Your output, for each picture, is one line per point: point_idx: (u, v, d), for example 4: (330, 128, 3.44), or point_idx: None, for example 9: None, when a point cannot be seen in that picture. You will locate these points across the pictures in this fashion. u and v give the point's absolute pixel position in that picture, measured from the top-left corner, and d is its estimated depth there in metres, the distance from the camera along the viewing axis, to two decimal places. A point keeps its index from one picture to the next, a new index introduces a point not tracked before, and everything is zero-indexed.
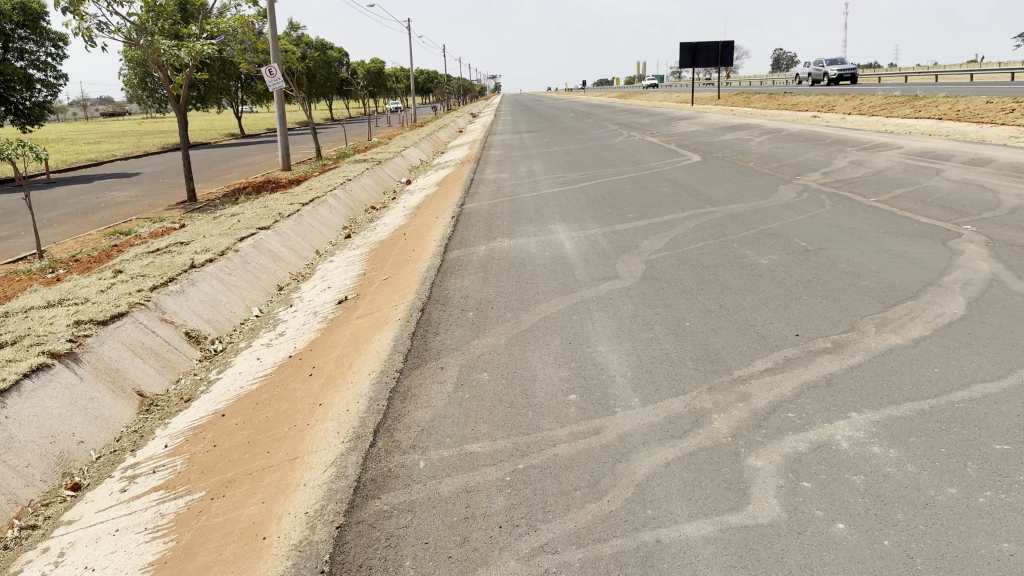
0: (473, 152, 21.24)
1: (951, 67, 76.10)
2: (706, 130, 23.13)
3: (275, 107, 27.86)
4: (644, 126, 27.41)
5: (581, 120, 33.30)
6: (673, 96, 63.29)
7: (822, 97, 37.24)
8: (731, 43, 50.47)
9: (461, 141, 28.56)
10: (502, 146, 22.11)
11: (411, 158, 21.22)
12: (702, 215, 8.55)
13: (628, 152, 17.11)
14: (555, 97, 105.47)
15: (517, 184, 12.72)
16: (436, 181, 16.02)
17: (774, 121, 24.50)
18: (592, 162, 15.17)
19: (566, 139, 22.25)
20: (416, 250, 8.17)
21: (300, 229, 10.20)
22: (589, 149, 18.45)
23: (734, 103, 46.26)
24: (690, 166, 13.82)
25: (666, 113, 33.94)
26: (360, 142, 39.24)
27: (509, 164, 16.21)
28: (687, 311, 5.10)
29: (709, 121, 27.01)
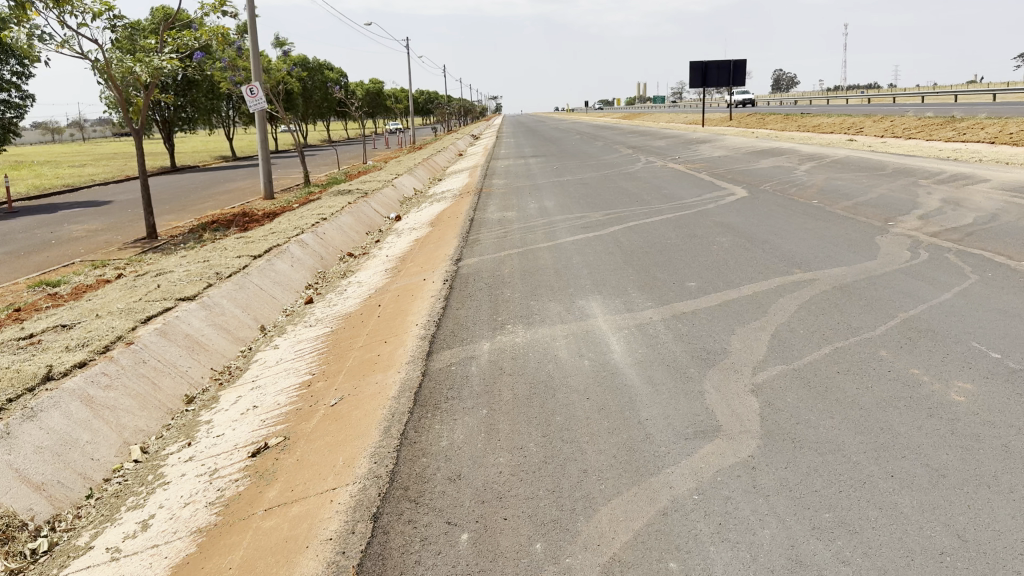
0: (475, 181, 18.71)
1: (966, 88, 73.93)
2: (733, 155, 20.69)
3: (257, 130, 25.45)
4: (660, 150, 24.96)
5: (590, 145, 30.93)
6: (681, 117, 60.98)
7: (847, 119, 34.73)
8: (744, 62, 48.15)
9: (461, 166, 26.17)
10: (506, 174, 19.70)
11: (404, 188, 18.68)
12: (797, 290, 6.02)
13: (655, 183, 14.65)
14: (559, 118, 103.35)
15: (528, 227, 10.26)
16: (431, 220, 13.46)
17: (806, 145, 22.08)
18: (615, 197, 12.73)
19: (579, 166, 19.80)
20: (390, 342, 5.63)
21: (243, 298, 7.69)
22: (606, 179, 15.98)
23: (749, 125, 43.86)
24: (737, 201, 11.38)
25: (681, 136, 31.58)
26: (353, 166, 36.98)
27: (516, 199, 13.76)
28: (890, 553, 2.57)
29: (732, 145, 24.57)
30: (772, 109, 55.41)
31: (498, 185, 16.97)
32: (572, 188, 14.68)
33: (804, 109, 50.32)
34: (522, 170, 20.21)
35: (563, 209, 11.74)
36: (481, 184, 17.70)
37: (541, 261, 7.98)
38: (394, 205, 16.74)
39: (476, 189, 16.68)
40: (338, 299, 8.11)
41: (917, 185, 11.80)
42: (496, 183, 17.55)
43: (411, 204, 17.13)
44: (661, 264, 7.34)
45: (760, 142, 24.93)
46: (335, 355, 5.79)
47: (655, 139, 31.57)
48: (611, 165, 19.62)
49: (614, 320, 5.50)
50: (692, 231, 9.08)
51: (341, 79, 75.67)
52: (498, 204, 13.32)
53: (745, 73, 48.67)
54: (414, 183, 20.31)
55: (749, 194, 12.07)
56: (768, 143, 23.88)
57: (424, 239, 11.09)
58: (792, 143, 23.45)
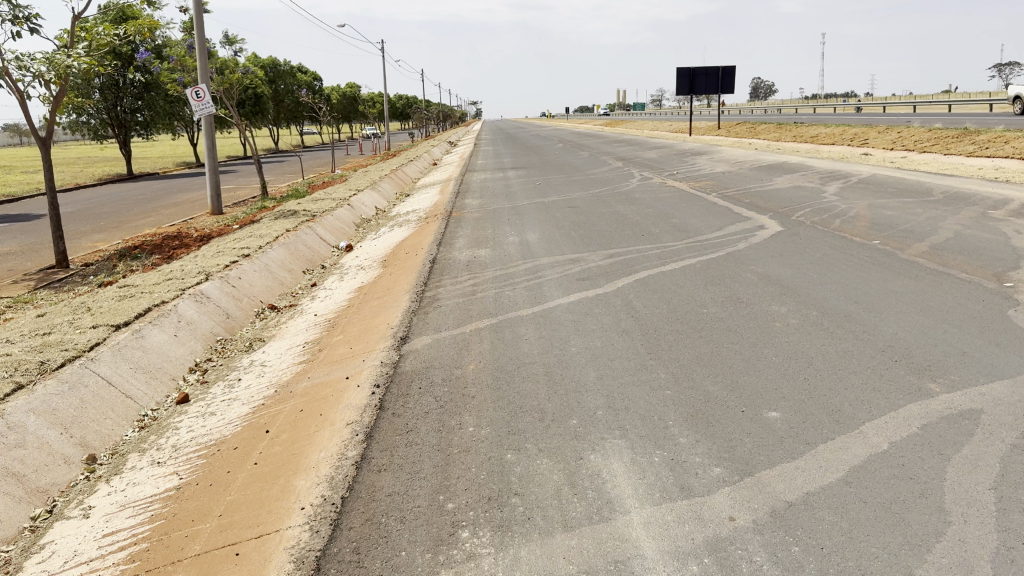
0: (445, 200, 16.12)
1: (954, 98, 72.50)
2: (737, 171, 18.21)
3: (203, 137, 22.66)
4: (652, 163, 22.46)
5: (574, 155, 28.43)
6: (667, 124, 58.64)
7: (846, 129, 32.44)
8: (733, 68, 45.89)
9: (433, 178, 23.58)
10: (481, 191, 17.12)
11: (362, 208, 16.02)
12: (964, 441, 3.49)
13: (658, 208, 12.09)
14: (540, 124, 100.88)
15: (505, 278, 7.64)
16: (385, 253, 10.82)
17: (819, 160, 19.72)
18: (613, 230, 10.16)
19: (564, 183, 17.19)
20: (245, 560, 3.01)
21: (69, 410, 5.03)
22: (598, 202, 13.39)
23: (740, 134, 41.60)
24: (774, 239, 8.85)
25: (674, 147, 29.16)
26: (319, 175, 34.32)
27: (490, 228, 11.14)
28: None
29: (731, 158, 22.15)
30: (761, 117, 53.23)
31: (470, 207, 14.35)
32: (560, 214, 12.10)
33: (796, 117, 48.09)
34: (500, 187, 17.60)
35: (549, 247, 9.16)
36: (452, 205, 15.11)
37: (523, 343, 5.37)
38: (348, 230, 14.07)
39: (445, 212, 14.10)
40: (222, 400, 5.48)
41: (994, 220, 9.38)
42: (468, 203, 14.94)
43: (368, 228, 14.50)
44: (708, 358, 4.80)
45: (763, 155, 22.51)
46: (149, 575, 3.15)
47: (644, 149, 29.07)
48: (601, 182, 17.04)
49: (663, 519, 2.94)
50: (733, 288, 6.54)
51: (313, 83, 72.66)
52: (468, 236, 10.70)
53: (733, 80, 46.42)
54: (376, 200, 17.66)
55: (784, 228, 9.54)
56: (773, 157, 21.41)
57: (369, 286, 8.48)
58: (798, 157, 21.03)
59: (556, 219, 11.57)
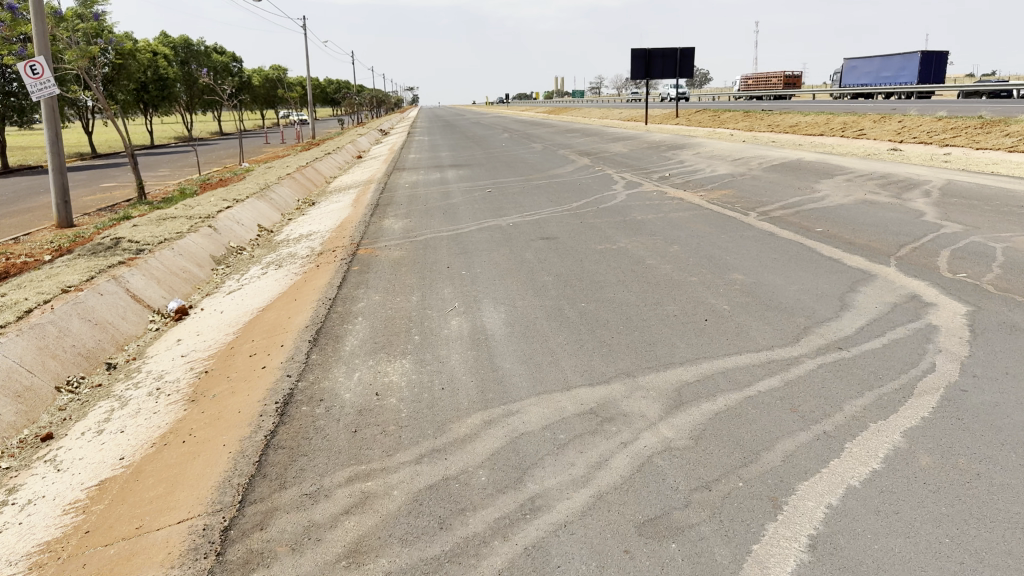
0: (355, 218, 11.24)
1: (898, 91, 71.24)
2: (747, 172, 13.81)
3: (43, 124, 16.91)
4: (626, 160, 17.94)
5: (527, 149, 23.67)
6: (616, 113, 54.43)
7: (828, 118, 28.61)
8: (691, 50, 41.82)
9: (352, 178, 18.58)
10: (409, 202, 12.28)
11: (232, 230, 10.99)
12: None
13: (690, 245, 7.49)
14: (479, 112, 95.97)
15: (443, 503, 2.89)
16: (221, 341, 5.96)
17: (845, 158, 15.40)
18: (641, 304, 5.52)
19: (524, 194, 12.42)
20: None
21: None
22: (586, 229, 8.74)
23: (703, 123, 37.53)
24: (991, 344, 4.35)
25: (645, 138, 24.69)
26: (222, 170, 28.83)
27: (415, 289, 6.35)
28: None
29: (722, 154, 17.78)
30: (719, 104, 49.49)
31: (389, 233, 9.49)
32: (530, 257, 7.40)
33: (758, 104, 44.34)
34: (434, 196, 12.75)
35: (533, 359, 4.46)
36: (364, 227, 10.25)
37: None
38: (199, 273, 9.06)
39: (349, 241, 9.27)
40: None
41: None
42: (386, 226, 10.08)
43: (233, 267, 9.55)
44: None
45: (764, 150, 18.11)
46: None
47: (605, 142, 24.52)
48: (573, 192, 12.37)
49: None
50: None
51: (231, 65, 66.18)
52: (375, 307, 5.90)
53: (691, 64, 42.34)
54: (260, 217, 12.62)
55: (971, 308, 5.05)
56: (777, 154, 17.09)
57: (128, 480, 3.65)
58: (809, 154, 16.77)
59: (527, 270, 6.85)
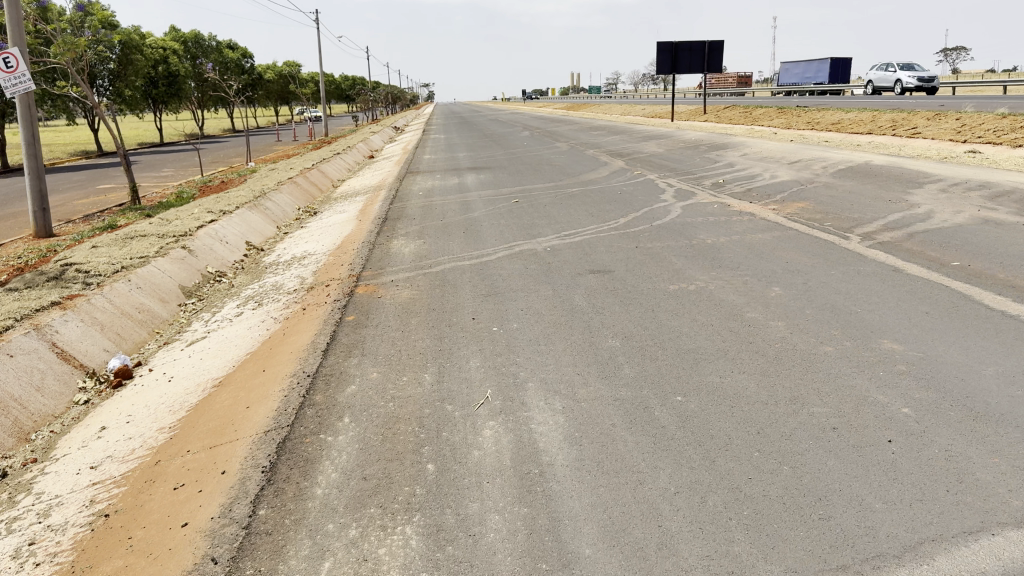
0: (359, 235, 9.40)
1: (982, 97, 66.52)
2: (815, 180, 11.88)
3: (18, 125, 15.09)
4: (665, 162, 16.02)
5: (551, 149, 21.80)
6: (638, 109, 52.44)
7: (875, 115, 26.48)
8: (719, 43, 39.64)
9: (360, 183, 16.78)
10: (421, 215, 10.42)
11: (209, 253, 9.19)
12: None
13: (796, 288, 5.61)
14: (496, 109, 94.06)
15: None
16: (152, 441, 4.14)
17: (922, 163, 13.42)
18: (768, 401, 3.65)
19: (556, 205, 10.55)
20: None
21: None
22: (646, 259, 6.87)
23: (734, 120, 35.51)
24: None
25: (680, 137, 22.76)
26: (226, 171, 27.15)
27: (427, 358, 4.50)
28: None
29: (774, 155, 15.82)
30: (748, 100, 47.25)
31: (397, 258, 7.64)
32: (581, 303, 5.53)
33: (791, 101, 42.08)
34: (452, 208, 10.91)
35: (627, 532, 2.62)
36: (367, 249, 8.44)
37: None
38: (162, 312, 7.29)
39: (347, 267, 7.44)
40: None
41: None
42: (394, 248, 8.24)
43: (207, 302, 7.74)
44: None
45: (821, 152, 16.14)
46: None
47: (636, 141, 22.56)
48: (615, 204, 10.49)
49: None
50: None
51: (242, 61, 64.58)
52: (370, 391, 4.04)
53: (720, 58, 40.15)
54: (248, 234, 10.81)
55: None
56: (838, 156, 15.11)
57: None
58: (876, 157, 14.79)
59: (581, 325, 4.99)
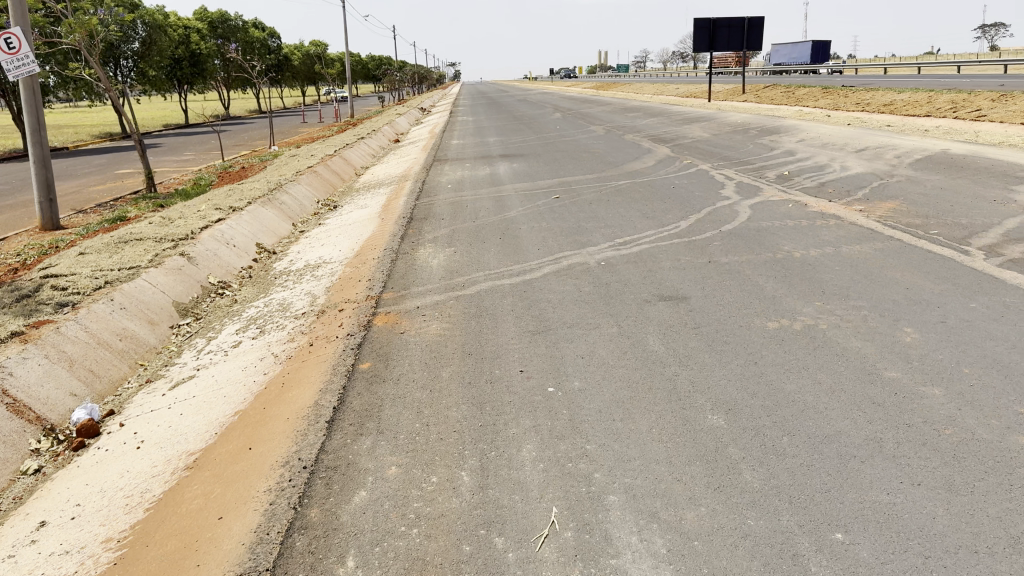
0: (381, 238, 8.24)
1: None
2: (894, 172, 10.50)
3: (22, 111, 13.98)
4: (715, 149, 14.64)
5: (587, 133, 20.45)
6: (671, 89, 50.71)
7: (933, 96, 24.68)
8: (760, 19, 37.67)
9: (384, 172, 15.63)
10: (451, 213, 9.25)
11: (212, 260, 8.10)
12: None
13: (934, 330, 4.37)
14: (526, 89, 92.23)
15: None
16: (90, 563, 3.03)
17: (1010, 151, 11.95)
18: (976, 554, 2.44)
19: (603, 202, 9.32)
20: None
21: None
22: (727, 281, 5.64)
23: (776, 99, 33.81)
24: None
25: (725, 120, 21.30)
26: (248, 155, 26.16)
27: (465, 440, 3.35)
28: None
29: (836, 142, 14.37)
30: (789, 78, 45.15)
31: (424, 271, 6.48)
32: (658, 347, 4.34)
33: (835, 80, 39.97)
34: (484, 205, 9.72)
35: None
36: (389, 257, 7.28)
37: None
38: (148, 337, 6.20)
39: (366, 284, 6.30)
40: None
41: None
42: (420, 257, 7.08)
43: (204, 323, 6.66)
44: None
45: (889, 137, 14.68)
46: None
47: (678, 124, 21.12)
48: (671, 200, 9.24)
49: None
50: None
51: (267, 40, 63.52)
52: (386, 503, 2.89)
53: (760, 34, 38.17)
54: (259, 234, 9.71)
55: None
56: (910, 142, 13.66)
57: None
58: (954, 143, 13.30)
59: (666, 386, 3.80)
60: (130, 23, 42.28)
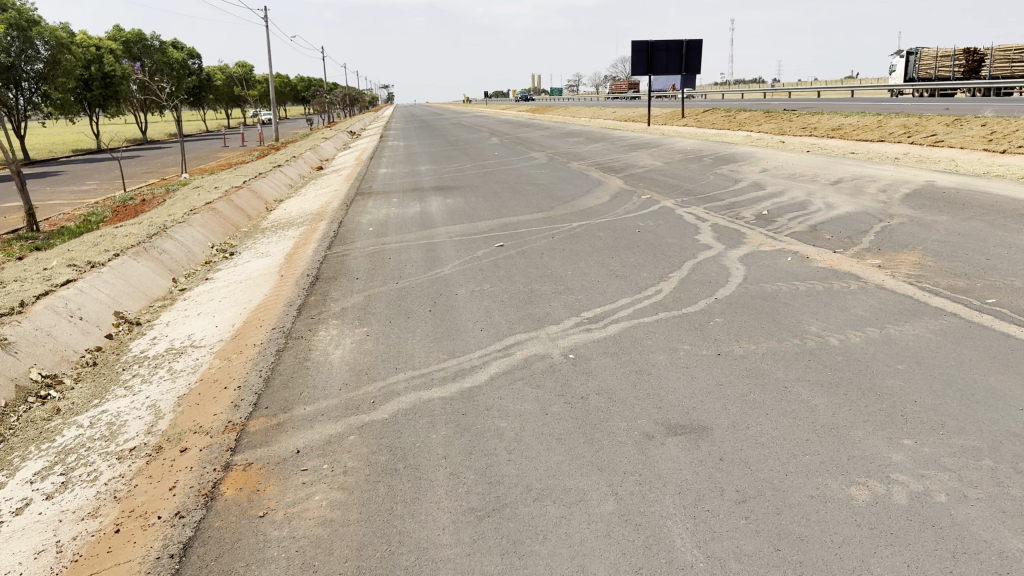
0: (271, 310, 6.24)
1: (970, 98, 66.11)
2: (889, 211, 9.05)
3: None
4: (673, 182, 13.10)
5: (528, 161, 18.80)
6: (607, 113, 49.80)
7: (881, 121, 23.90)
8: (698, 42, 36.87)
9: (298, 209, 13.62)
10: (368, 269, 7.34)
11: (39, 346, 5.98)
12: None
13: None
14: (460, 113, 90.71)
15: None
16: None
17: (1003, 184, 10.69)
18: None
19: (557, 254, 7.56)
20: None
21: None
22: (756, 392, 3.91)
23: (717, 124, 32.91)
24: None
25: (675, 145, 19.90)
26: (154, 185, 23.71)
27: None
28: None
29: (805, 172, 13.01)
30: (727, 103, 44.62)
31: (319, 372, 4.55)
32: (695, 559, 2.55)
33: (774, 104, 39.46)
34: (410, 257, 7.85)
35: None
36: (275, 341, 5.35)
37: None
38: None
39: (230, 401, 4.32)
40: None
41: None
42: (318, 342, 5.15)
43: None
44: None
45: (860, 167, 13.38)
46: None
47: (624, 151, 19.66)
48: (641, 250, 7.55)
49: None
50: None
51: (188, 61, 60.49)
52: None
53: (699, 57, 37.35)
54: (121, 300, 7.60)
55: None
56: (887, 173, 12.36)
57: None
58: (934, 175, 12.04)
59: None
60: (31, 42, 39.06)
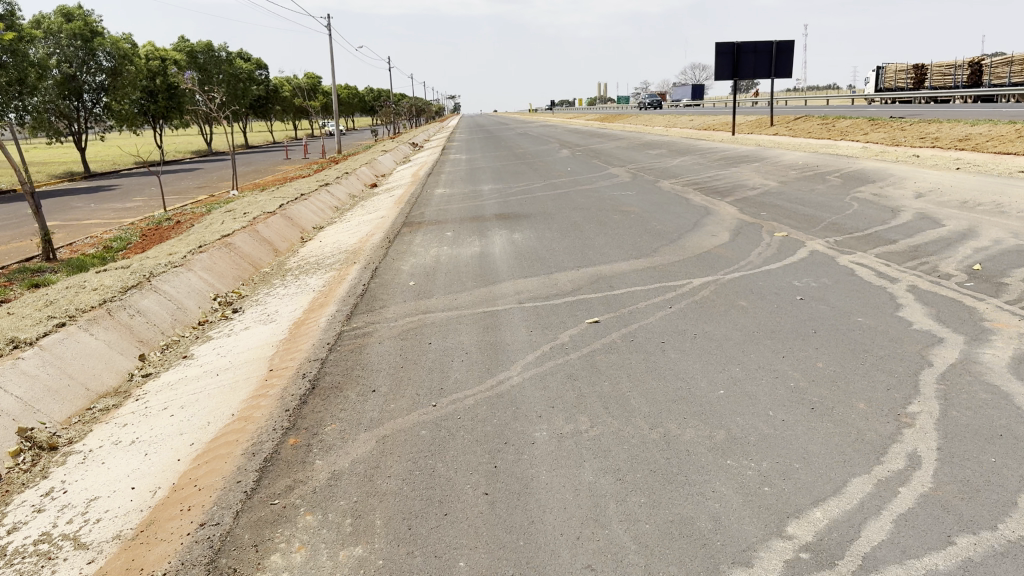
0: (220, 469, 3.66)
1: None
2: None
3: None
4: (805, 210, 10.23)
5: (611, 179, 16.08)
6: (685, 121, 46.74)
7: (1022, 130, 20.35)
8: (790, 44, 33.43)
9: (335, 242, 11.23)
10: (396, 367, 4.74)
11: None
12: None
13: None
14: (526, 121, 88.41)
15: None
16: None
17: None
18: None
19: (689, 346, 4.85)
20: None
21: None
22: None
23: (815, 133, 29.61)
24: None
25: (784, 161, 16.86)
26: (200, 203, 21.90)
27: None
28: None
29: (979, 200, 9.99)
30: (818, 109, 40.82)
31: None
32: None
33: (874, 110, 35.64)
34: (463, 342, 5.26)
35: None
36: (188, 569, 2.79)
37: None
38: None
39: None
40: None
41: None
42: None
43: None
44: None
45: None
46: None
47: (723, 167, 16.78)
48: (823, 340, 4.80)
49: None
50: None
51: (253, 71, 59.71)
52: None
53: (790, 60, 33.87)
54: (39, 405, 5.16)
55: None
56: None
57: None
58: None
59: None
60: (92, 53, 38.07)
